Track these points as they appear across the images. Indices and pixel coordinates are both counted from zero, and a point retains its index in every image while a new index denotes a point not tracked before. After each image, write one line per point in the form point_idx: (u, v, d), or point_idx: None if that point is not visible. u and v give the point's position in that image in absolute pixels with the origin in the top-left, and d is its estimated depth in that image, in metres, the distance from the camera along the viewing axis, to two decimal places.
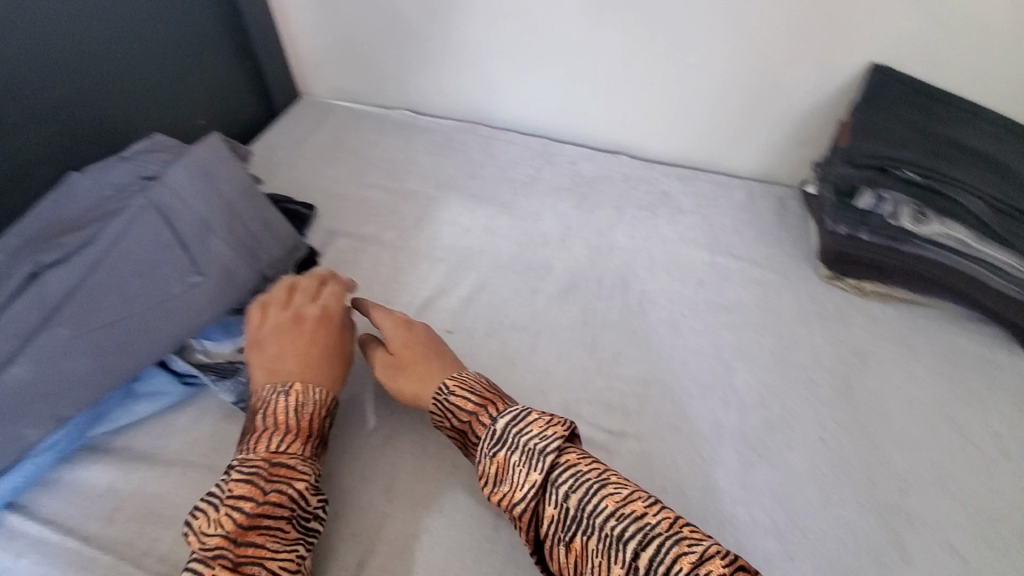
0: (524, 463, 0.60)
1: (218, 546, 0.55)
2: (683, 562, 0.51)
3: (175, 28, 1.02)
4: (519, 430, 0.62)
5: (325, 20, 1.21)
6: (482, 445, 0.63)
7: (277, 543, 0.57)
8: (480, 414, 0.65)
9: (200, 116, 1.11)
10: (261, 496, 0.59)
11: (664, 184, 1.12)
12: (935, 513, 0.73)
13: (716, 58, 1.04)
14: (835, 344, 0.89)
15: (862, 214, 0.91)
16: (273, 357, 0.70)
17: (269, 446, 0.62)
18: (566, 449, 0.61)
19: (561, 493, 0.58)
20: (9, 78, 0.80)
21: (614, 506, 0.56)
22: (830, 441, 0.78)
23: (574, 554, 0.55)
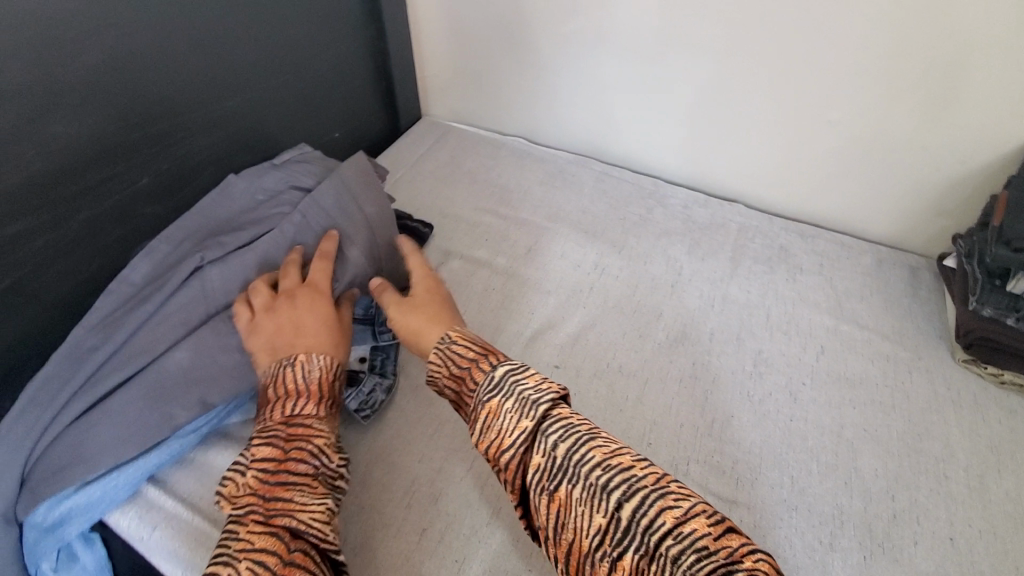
0: (516, 408, 0.57)
1: (249, 503, 0.59)
2: (667, 516, 0.49)
3: (327, 48, 1.10)
4: (517, 379, 0.60)
5: (457, 47, 1.27)
6: (479, 390, 0.60)
7: (306, 497, 0.60)
8: (480, 362, 0.63)
9: (337, 129, 1.18)
10: (282, 455, 0.62)
11: (783, 239, 1.08)
12: None
13: (856, 116, 1.00)
14: (970, 437, 0.82)
15: (1014, 299, 0.85)
16: (273, 337, 0.70)
17: (285, 412, 0.65)
18: (560, 404, 0.58)
19: (549, 442, 0.55)
20: (192, 88, 0.89)
21: (602, 456, 0.54)
22: (963, 545, 0.71)
23: (556, 503, 0.53)
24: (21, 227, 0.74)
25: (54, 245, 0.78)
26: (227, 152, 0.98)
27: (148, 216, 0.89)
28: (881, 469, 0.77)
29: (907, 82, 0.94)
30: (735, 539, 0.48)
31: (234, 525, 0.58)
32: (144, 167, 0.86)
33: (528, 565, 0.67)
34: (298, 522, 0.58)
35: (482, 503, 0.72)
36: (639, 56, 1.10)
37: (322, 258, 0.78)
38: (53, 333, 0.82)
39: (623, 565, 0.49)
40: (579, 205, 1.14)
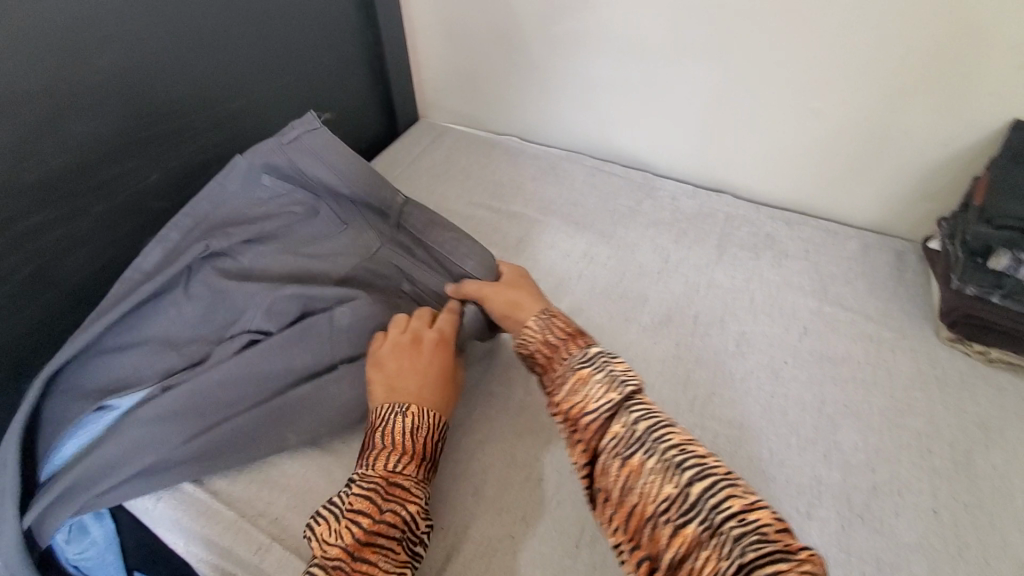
0: (605, 383, 0.61)
1: (337, 557, 0.57)
2: (733, 501, 0.51)
3: (326, 54, 1.16)
4: (610, 359, 0.64)
5: (451, 51, 1.32)
6: (572, 360, 0.65)
7: (389, 564, 0.58)
8: (574, 340, 0.69)
9: (337, 130, 1.24)
10: (377, 514, 0.60)
11: (769, 227, 1.10)
12: None
13: (837, 104, 1.02)
14: (954, 413, 0.82)
15: (997, 276, 0.84)
16: (391, 376, 0.71)
17: (387, 466, 0.64)
18: (642, 390, 0.62)
19: (631, 417, 0.58)
20: (199, 90, 0.94)
21: (679, 439, 0.56)
22: (946, 516, 0.71)
23: (629, 469, 0.56)
24: (40, 218, 0.80)
25: (71, 235, 0.84)
26: (231, 151, 1.03)
27: (156, 211, 0.94)
28: (861, 443, 0.78)
29: (886, 69, 0.96)
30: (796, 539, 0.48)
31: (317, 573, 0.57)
32: (154, 166, 0.92)
33: (511, 532, 0.68)
34: None
35: (467, 475, 0.73)
36: (624, 53, 1.14)
37: (447, 312, 0.80)
38: (67, 320, 0.87)
39: (686, 533, 0.51)
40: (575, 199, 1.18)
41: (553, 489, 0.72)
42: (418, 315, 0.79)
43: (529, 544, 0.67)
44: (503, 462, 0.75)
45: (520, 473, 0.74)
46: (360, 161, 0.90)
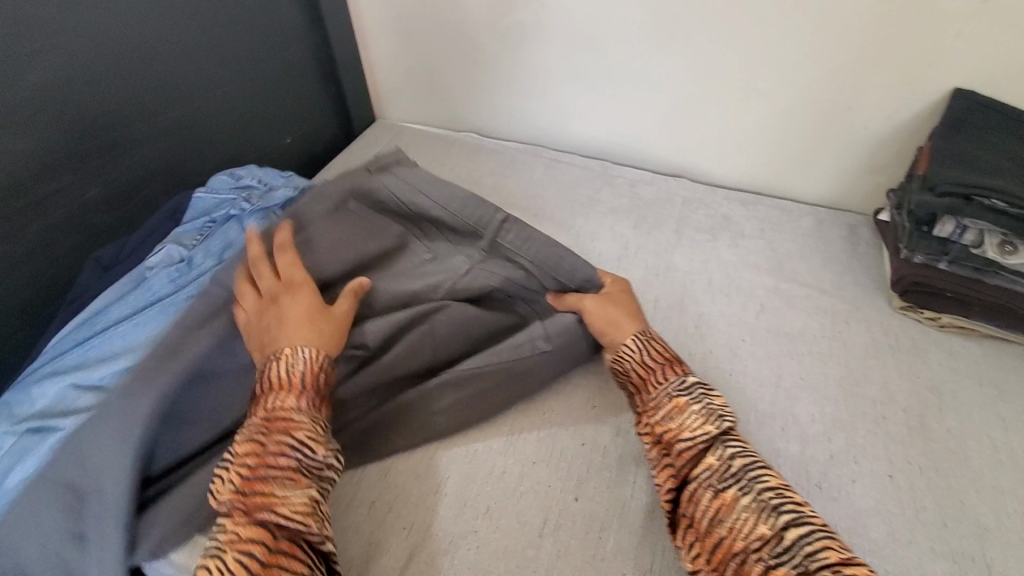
0: (700, 415, 0.64)
1: (231, 500, 0.58)
2: (829, 551, 0.52)
3: (271, 58, 1.14)
4: (707, 392, 0.67)
5: (404, 50, 1.31)
6: (668, 387, 0.68)
7: (287, 489, 0.58)
8: (671, 365, 0.71)
9: (289, 135, 1.22)
10: (262, 448, 0.60)
11: (726, 208, 1.11)
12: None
13: (783, 83, 1.04)
14: (908, 380, 0.83)
15: (942, 243, 0.86)
16: (260, 333, 0.71)
17: (267, 406, 0.64)
18: (736, 427, 0.65)
19: (727, 453, 0.61)
20: (137, 100, 0.92)
21: (776, 484, 0.59)
22: (902, 480, 0.72)
23: (721, 502, 0.58)
24: None
25: (10, 255, 0.82)
26: (176, 161, 1.01)
27: (100, 226, 0.92)
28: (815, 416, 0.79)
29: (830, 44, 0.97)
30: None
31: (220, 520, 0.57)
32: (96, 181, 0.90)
33: (474, 526, 0.68)
34: (277, 516, 0.56)
35: (431, 473, 0.73)
36: (574, 44, 1.14)
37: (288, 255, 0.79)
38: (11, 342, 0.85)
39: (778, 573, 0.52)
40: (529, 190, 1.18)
41: (515, 481, 0.72)
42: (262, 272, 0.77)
43: (492, 538, 0.67)
44: (465, 458, 0.74)
45: (482, 467, 0.73)
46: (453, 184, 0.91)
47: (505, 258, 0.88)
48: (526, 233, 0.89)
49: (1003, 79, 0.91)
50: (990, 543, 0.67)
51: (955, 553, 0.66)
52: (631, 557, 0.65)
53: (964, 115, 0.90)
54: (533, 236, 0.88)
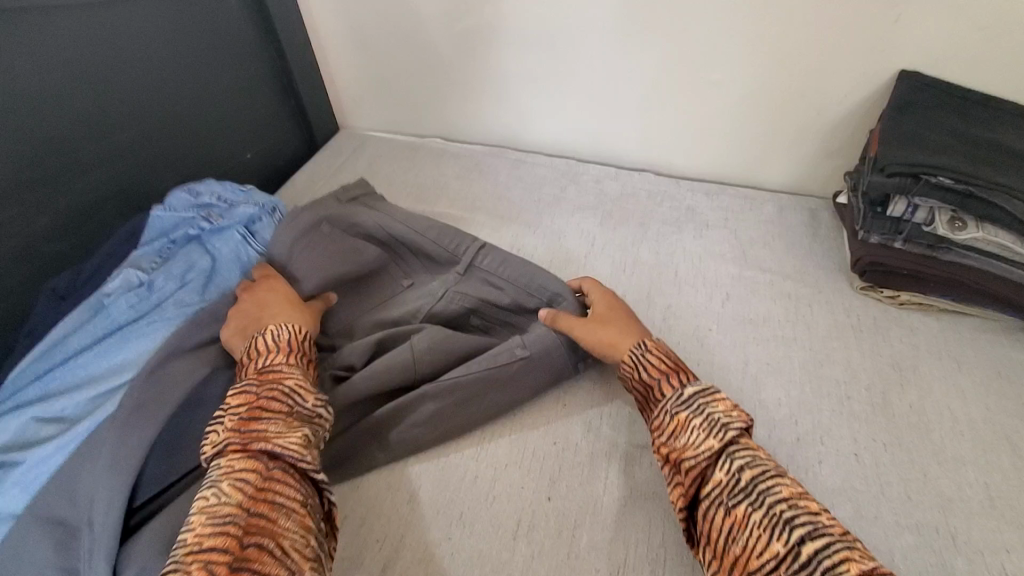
0: (704, 427, 0.61)
1: (226, 438, 0.59)
2: (851, 565, 0.48)
3: (225, 74, 1.13)
4: (708, 401, 0.63)
5: (362, 59, 1.30)
6: (667, 403, 0.65)
7: (280, 427, 0.60)
8: (671, 377, 0.68)
9: (249, 150, 1.21)
10: (255, 395, 0.63)
11: (689, 200, 1.12)
12: (985, 531, 0.67)
13: (737, 73, 1.05)
14: (868, 358, 0.85)
15: (895, 223, 0.89)
16: (246, 318, 0.75)
17: (258, 364, 0.67)
18: (746, 435, 0.61)
19: (735, 464, 0.58)
20: (85, 124, 0.91)
21: (789, 494, 0.55)
22: (867, 458, 0.74)
23: (733, 519, 0.55)
24: None
25: None
26: (131, 184, 1.00)
27: (52, 254, 0.90)
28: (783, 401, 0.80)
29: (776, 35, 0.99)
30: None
31: (214, 463, 0.58)
32: (47, 210, 0.88)
33: (448, 534, 0.68)
34: (273, 446, 0.58)
35: (403, 483, 0.73)
36: (531, 45, 1.14)
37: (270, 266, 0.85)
38: None
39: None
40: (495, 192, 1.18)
41: (488, 485, 0.72)
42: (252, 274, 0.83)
43: (465, 544, 0.67)
44: (438, 465, 0.75)
45: (454, 473, 0.74)
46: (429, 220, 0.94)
47: (481, 279, 0.88)
48: (501, 255, 0.90)
49: (945, 58, 0.93)
50: (952, 513, 0.69)
51: (919, 526, 0.68)
52: (603, 552, 0.66)
53: (908, 99, 0.93)
54: (508, 258, 0.89)
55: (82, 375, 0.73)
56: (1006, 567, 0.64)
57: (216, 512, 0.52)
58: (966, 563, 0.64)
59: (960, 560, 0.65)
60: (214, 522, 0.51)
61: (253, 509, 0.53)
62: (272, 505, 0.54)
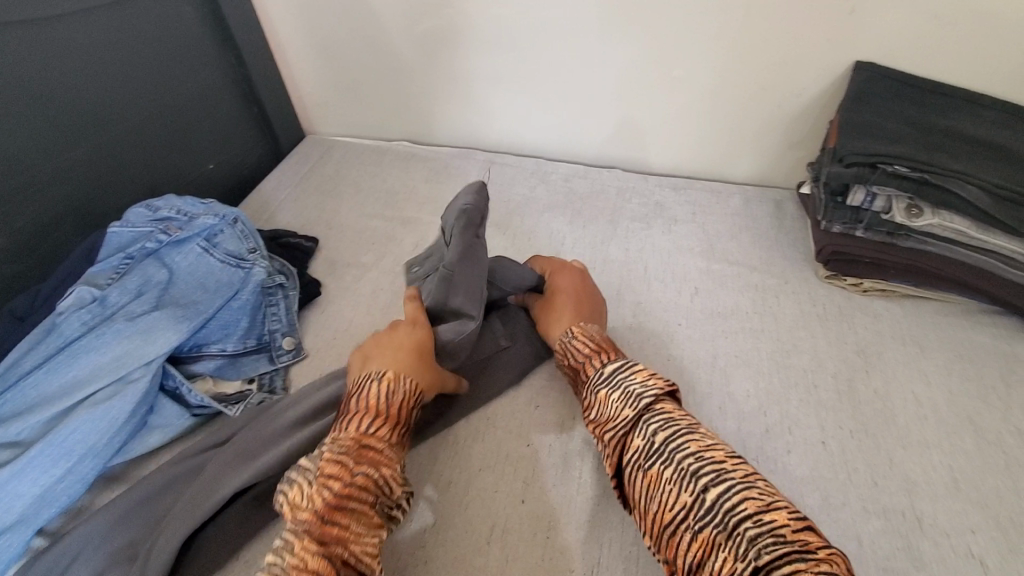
0: (620, 400, 0.64)
1: (308, 520, 0.54)
2: (749, 504, 0.50)
3: (182, 84, 1.10)
4: (625, 375, 0.66)
5: (325, 63, 1.28)
6: (591, 383, 0.69)
7: (361, 526, 0.57)
8: (593, 359, 0.72)
9: (211, 160, 1.18)
10: (350, 475, 0.58)
11: (658, 195, 1.13)
12: (950, 512, 0.69)
13: (699, 69, 1.05)
14: (836, 347, 0.87)
15: (856, 212, 0.89)
16: (380, 353, 0.72)
17: (360, 430, 0.62)
18: (663, 399, 0.63)
19: (649, 428, 0.60)
20: (34, 142, 0.88)
21: (697, 448, 0.57)
22: (834, 445, 0.75)
23: (649, 480, 0.57)
24: None
25: None
26: (86, 200, 0.97)
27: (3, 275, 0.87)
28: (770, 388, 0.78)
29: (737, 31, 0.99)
30: (815, 537, 0.48)
31: (289, 539, 0.53)
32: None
33: (423, 542, 0.67)
34: (350, 552, 0.55)
35: None
36: (494, 46, 1.14)
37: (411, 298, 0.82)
38: None
39: (703, 539, 0.51)
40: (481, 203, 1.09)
41: (462, 491, 0.72)
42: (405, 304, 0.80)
43: (441, 551, 0.67)
44: (412, 473, 0.74)
45: (429, 480, 0.73)
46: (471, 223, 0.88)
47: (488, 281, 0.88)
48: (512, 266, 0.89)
49: (901, 51, 0.95)
50: (919, 498, 0.70)
51: (887, 512, 0.69)
52: (578, 553, 0.66)
53: (865, 89, 0.94)
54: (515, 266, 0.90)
55: (32, 397, 0.71)
56: (970, 547, 0.66)
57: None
58: (932, 545, 0.66)
59: (925, 542, 0.66)
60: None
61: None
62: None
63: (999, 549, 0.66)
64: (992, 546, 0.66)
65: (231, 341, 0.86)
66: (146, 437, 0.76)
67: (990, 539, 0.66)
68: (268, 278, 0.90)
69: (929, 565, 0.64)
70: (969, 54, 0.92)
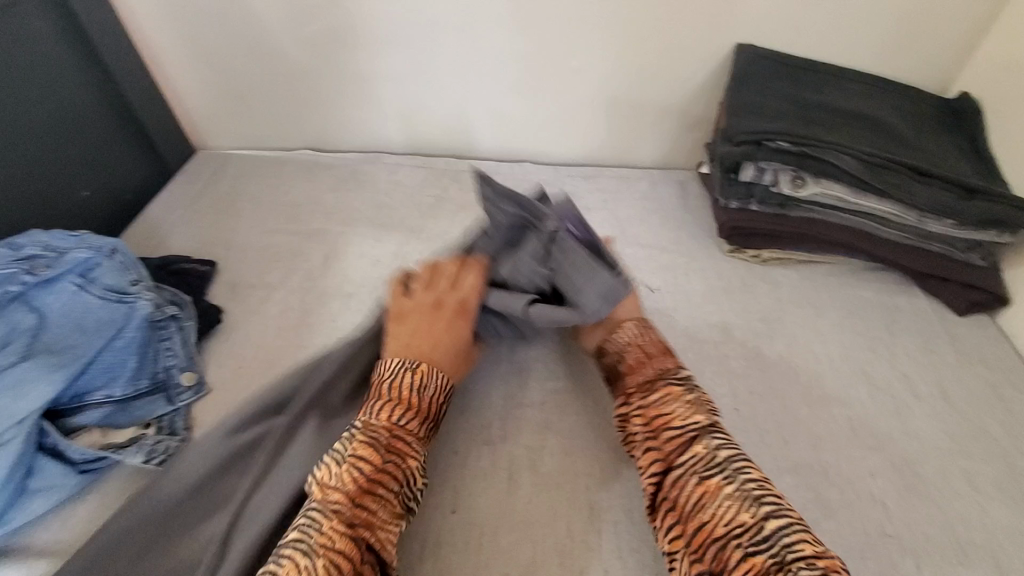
0: (694, 404, 0.65)
1: (340, 501, 0.57)
2: (808, 546, 0.52)
3: (40, 103, 0.99)
4: (695, 386, 0.68)
5: (209, 74, 1.19)
6: (652, 379, 0.69)
7: (387, 514, 0.59)
8: (668, 360, 0.71)
9: (82, 185, 1.07)
10: (380, 461, 0.61)
11: (569, 185, 1.14)
12: (852, 460, 0.74)
13: (595, 59, 1.07)
14: (743, 317, 0.91)
15: (747, 187, 0.93)
16: (410, 339, 0.72)
17: (392, 417, 0.64)
18: (719, 421, 0.65)
19: (714, 441, 0.61)
20: None
21: (757, 476, 0.59)
22: (747, 410, 0.79)
23: (704, 488, 0.58)
24: None
25: None
26: None
27: None
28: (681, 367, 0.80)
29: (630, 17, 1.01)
30: None
31: (321, 516, 0.56)
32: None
33: None
34: (376, 538, 0.57)
35: None
36: (389, 46, 1.10)
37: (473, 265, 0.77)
38: None
39: (755, 562, 0.52)
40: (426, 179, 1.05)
41: None
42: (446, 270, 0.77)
43: None
44: None
45: None
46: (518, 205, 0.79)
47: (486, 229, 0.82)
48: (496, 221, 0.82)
49: (776, 32, 1.01)
50: (825, 450, 0.75)
51: (798, 468, 0.73)
52: (511, 554, 0.65)
53: (749, 69, 0.99)
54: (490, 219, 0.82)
55: None
56: (871, 491, 0.71)
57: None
58: (838, 494, 0.71)
59: (832, 491, 0.71)
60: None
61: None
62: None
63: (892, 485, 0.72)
64: (888, 486, 0.72)
65: (118, 387, 0.78)
66: (27, 502, 0.68)
67: (886, 480, 0.72)
68: (157, 311, 0.83)
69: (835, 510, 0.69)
70: (833, 34, 1.00)
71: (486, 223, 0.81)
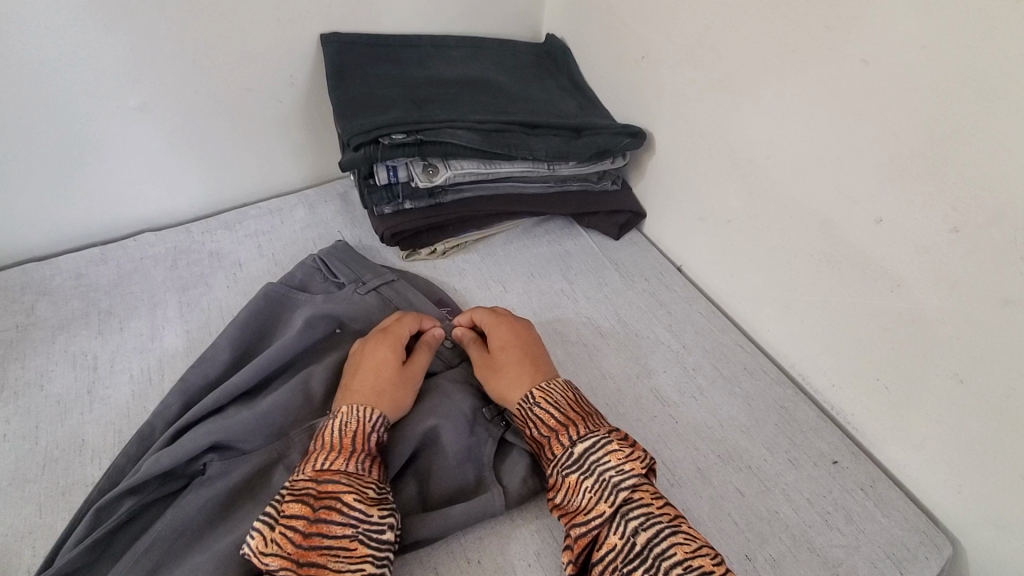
0: (594, 490, 0.49)
1: (281, 568, 0.44)
2: None
3: None
4: (598, 456, 0.50)
5: None
6: (555, 463, 0.51)
7: (342, 560, 0.44)
8: (559, 434, 0.52)
9: None
10: (312, 513, 0.46)
11: None
12: (868, 473, 0.59)
13: (515, 29, 0.89)
14: (726, 313, 0.73)
15: None
16: (516, 370, 0.58)
17: (569, 464, 0.50)
18: (642, 486, 0.49)
19: (630, 525, 0.47)
20: None
21: (683, 555, 0.44)
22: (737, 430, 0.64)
23: None
24: None
25: None
26: None
27: None
28: (646, 392, 0.65)
29: None
30: None
31: None
32: None
33: None
34: None
35: None
36: None
37: (500, 320, 0.64)
38: None
39: None
40: (335, 190, 0.88)
41: None
42: (493, 333, 0.63)
43: None
44: None
45: None
46: (552, 184, 0.79)
47: (507, 197, 0.78)
48: (512, 188, 0.78)
49: None
50: (843, 469, 0.59)
51: (815, 497, 0.57)
52: None
53: None
54: (501, 189, 0.77)
55: None
56: (898, 513, 0.56)
57: (326, 528, 0.45)
58: (860, 525, 0.55)
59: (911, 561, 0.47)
60: (318, 542, 0.45)
61: (353, 543, 0.45)
62: (361, 555, 0.45)
63: (937, 499, 0.56)
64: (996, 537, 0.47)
65: None
66: None
67: None
68: None
69: (869, 549, 0.54)
70: None
71: (530, 187, 0.78)
